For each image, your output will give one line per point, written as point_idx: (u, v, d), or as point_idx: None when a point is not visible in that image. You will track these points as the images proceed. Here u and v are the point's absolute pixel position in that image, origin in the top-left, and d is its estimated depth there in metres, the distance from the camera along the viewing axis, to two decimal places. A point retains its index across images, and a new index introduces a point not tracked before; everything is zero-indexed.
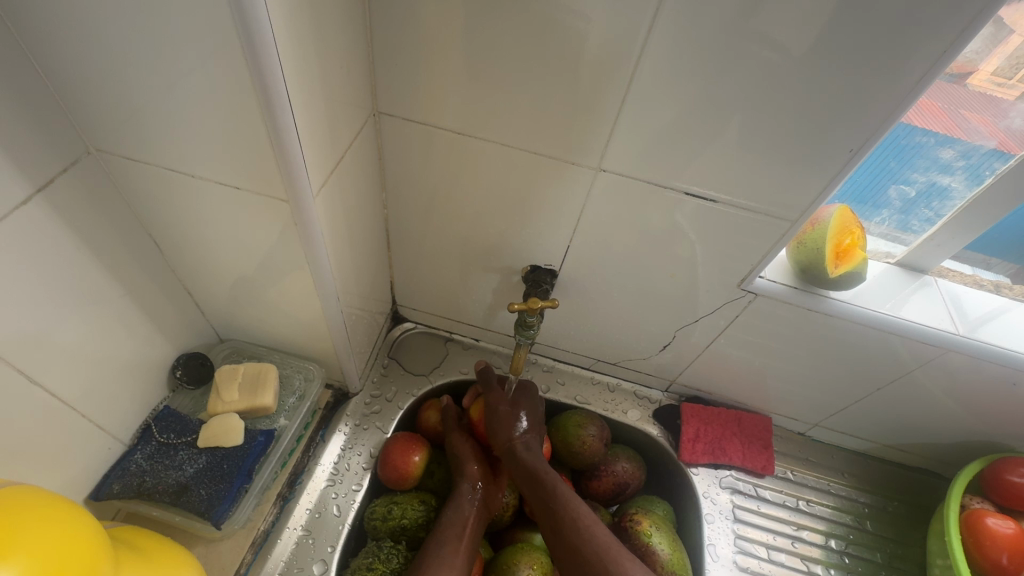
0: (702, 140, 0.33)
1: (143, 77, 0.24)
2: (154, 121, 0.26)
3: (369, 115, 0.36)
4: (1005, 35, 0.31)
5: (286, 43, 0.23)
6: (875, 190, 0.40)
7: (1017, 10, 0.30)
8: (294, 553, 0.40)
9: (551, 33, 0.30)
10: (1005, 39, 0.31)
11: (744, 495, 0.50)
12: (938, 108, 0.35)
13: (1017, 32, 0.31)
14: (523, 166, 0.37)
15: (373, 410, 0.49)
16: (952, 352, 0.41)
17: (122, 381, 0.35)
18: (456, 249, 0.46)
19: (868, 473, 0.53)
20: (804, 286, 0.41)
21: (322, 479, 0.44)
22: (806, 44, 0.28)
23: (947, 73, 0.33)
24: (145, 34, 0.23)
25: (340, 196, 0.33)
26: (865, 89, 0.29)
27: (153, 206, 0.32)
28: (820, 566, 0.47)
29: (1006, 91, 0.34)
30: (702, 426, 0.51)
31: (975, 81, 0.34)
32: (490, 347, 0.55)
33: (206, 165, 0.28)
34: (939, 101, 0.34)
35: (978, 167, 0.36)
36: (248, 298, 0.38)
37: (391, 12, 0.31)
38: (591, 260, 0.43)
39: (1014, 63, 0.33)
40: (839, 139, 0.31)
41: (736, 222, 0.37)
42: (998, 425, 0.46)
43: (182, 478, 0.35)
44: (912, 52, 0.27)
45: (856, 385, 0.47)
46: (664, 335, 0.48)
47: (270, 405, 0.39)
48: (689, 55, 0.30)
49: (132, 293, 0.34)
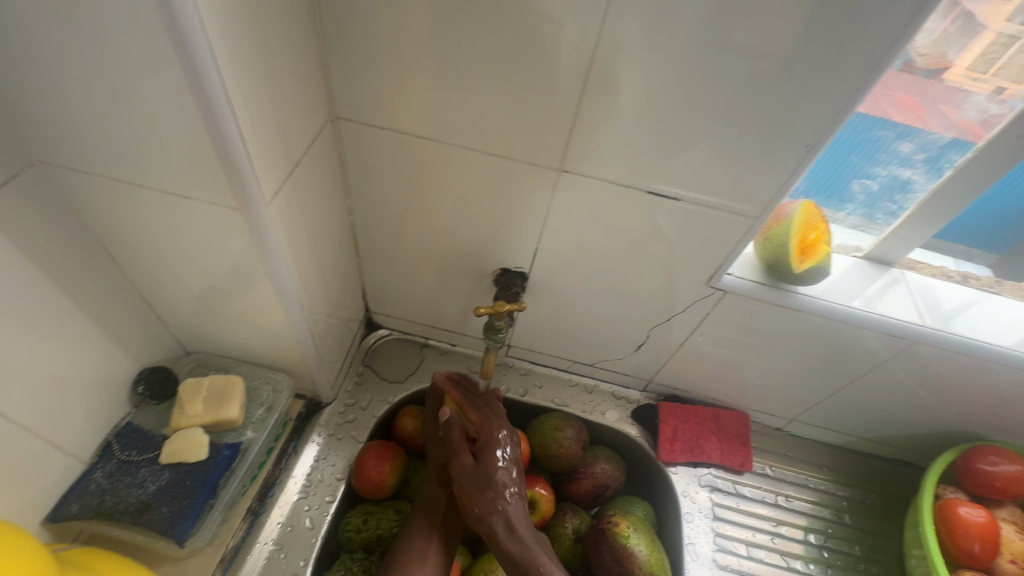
0: (661, 137, 0.33)
1: (82, 84, 0.24)
2: (96, 129, 0.25)
3: (326, 120, 0.36)
4: (974, 28, 0.31)
5: (223, 45, 0.22)
6: (838, 184, 0.40)
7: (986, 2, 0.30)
8: (264, 568, 0.39)
9: (505, 32, 0.30)
10: (976, 32, 0.32)
11: (723, 493, 0.50)
12: (913, 103, 0.35)
13: (988, 26, 0.31)
14: (487, 168, 0.37)
15: (347, 419, 0.48)
16: (921, 344, 0.41)
17: (80, 398, 0.34)
18: (426, 253, 0.45)
19: (846, 466, 0.53)
20: (771, 282, 0.41)
21: (295, 492, 0.43)
22: (758, 41, 0.28)
23: (919, 67, 0.33)
24: (79, 41, 0.22)
25: (298, 202, 0.33)
26: (817, 81, 0.29)
27: (105, 218, 0.31)
28: (800, 562, 0.47)
29: (981, 86, 0.34)
30: (679, 425, 0.51)
31: (951, 76, 0.34)
32: (466, 351, 0.54)
33: (153, 173, 0.27)
34: (915, 96, 0.34)
35: (938, 159, 0.37)
36: (211, 309, 0.37)
37: (344, 14, 0.31)
38: (561, 261, 0.43)
39: (988, 58, 0.33)
40: (795, 135, 0.31)
41: (701, 220, 0.37)
42: (970, 414, 0.46)
43: (144, 496, 0.34)
44: (860, 46, 0.28)
45: (831, 379, 0.47)
46: (639, 334, 0.48)
47: (236, 417, 0.38)
48: (642, 51, 0.30)
49: (87, 307, 0.33)
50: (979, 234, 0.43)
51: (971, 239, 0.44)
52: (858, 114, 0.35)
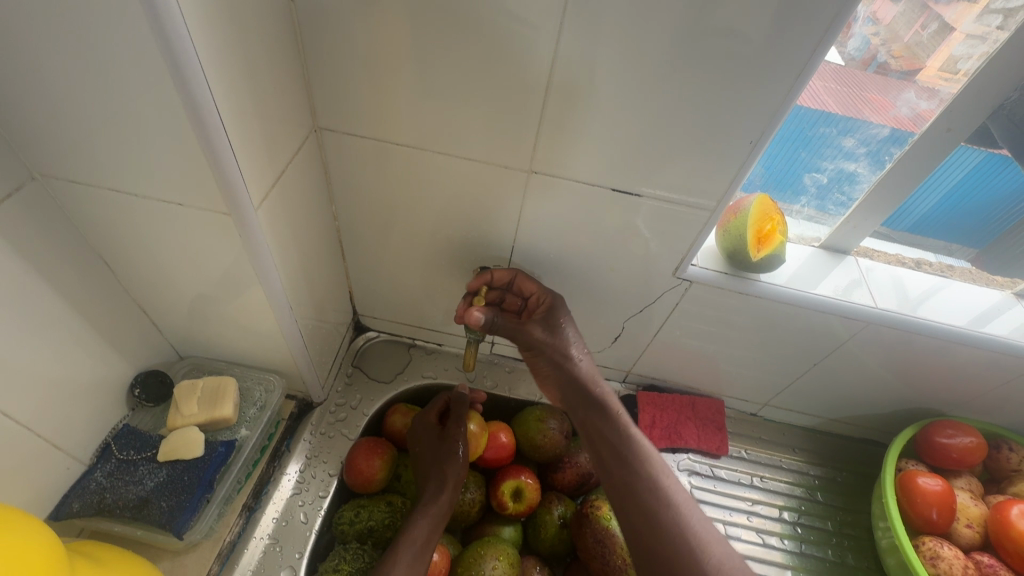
0: (622, 138, 0.36)
1: (81, 101, 0.26)
2: (94, 142, 0.27)
3: (310, 131, 0.38)
4: (944, 31, 0.35)
5: (209, 63, 0.24)
6: (792, 178, 0.43)
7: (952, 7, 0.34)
8: (261, 562, 0.41)
9: (470, 44, 0.33)
10: (947, 35, 0.35)
11: (701, 476, 0.52)
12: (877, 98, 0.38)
13: (958, 29, 0.35)
14: (463, 171, 0.39)
15: (338, 418, 0.50)
16: (876, 324, 0.44)
17: (79, 400, 0.36)
18: (409, 255, 0.47)
19: (818, 447, 0.55)
20: (732, 270, 0.43)
21: (288, 489, 0.45)
22: (702, 48, 0.31)
23: (893, 68, 0.38)
24: (79, 62, 0.24)
25: (285, 207, 0.35)
26: (759, 82, 0.32)
27: (102, 227, 0.33)
28: (776, 538, 0.49)
29: (953, 84, 0.36)
30: (658, 413, 0.54)
31: (926, 76, 0.37)
32: (453, 350, 0.56)
33: (148, 182, 0.29)
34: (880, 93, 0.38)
35: (878, 152, 0.40)
36: (203, 312, 0.39)
37: (323, 32, 0.33)
38: (536, 258, 0.45)
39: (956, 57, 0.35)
40: (743, 132, 0.34)
41: (665, 214, 0.40)
42: (927, 391, 0.49)
43: (142, 492, 0.36)
44: (794, 50, 0.30)
45: (797, 363, 0.49)
46: (614, 326, 0.50)
47: (230, 416, 0.39)
48: (597, 59, 0.32)
49: (85, 313, 0.35)
50: (960, 229, 0.46)
51: (952, 236, 0.47)
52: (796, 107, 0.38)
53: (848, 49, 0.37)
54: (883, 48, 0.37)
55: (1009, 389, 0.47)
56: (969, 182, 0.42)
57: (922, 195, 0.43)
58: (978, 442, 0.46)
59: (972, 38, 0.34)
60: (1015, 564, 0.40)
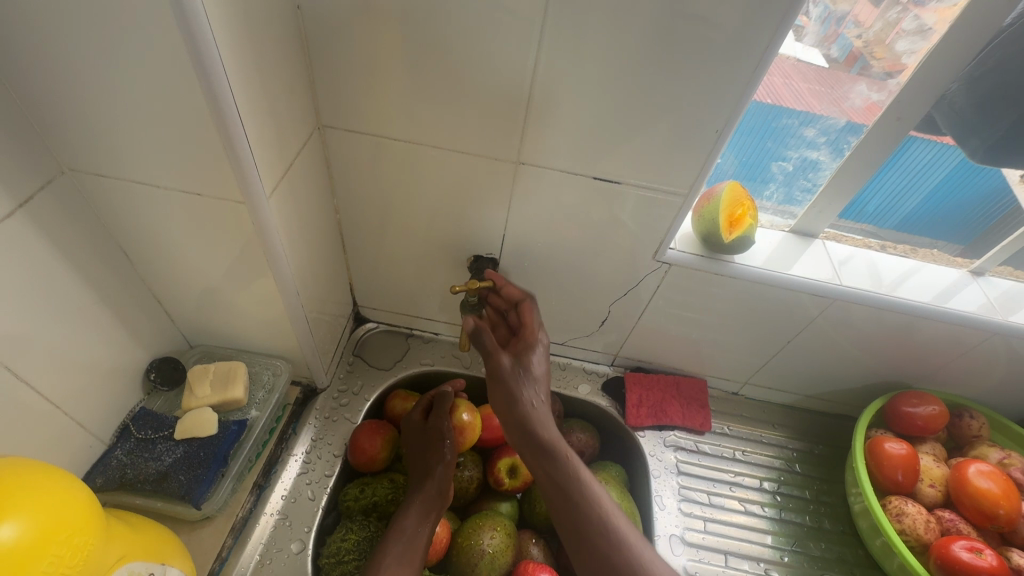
0: (602, 130, 0.39)
1: (113, 99, 0.28)
2: (122, 137, 0.30)
3: (313, 129, 0.41)
4: (925, 32, 0.37)
5: (229, 64, 0.27)
6: (760, 167, 0.47)
7: (932, 8, 0.36)
8: (271, 536, 0.43)
9: (463, 46, 0.36)
10: (926, 36, 0.37)
11: (686, 451, 0.55)
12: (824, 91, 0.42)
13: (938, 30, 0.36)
14: (456, 165, 0.42)
15: (341, 403, 0.52)
16: (843, 300, 0.47)
17: (101, 383, 0.38)
18: (406, 247, 0.50)
19: (796, 423, 0.59)
20: (708, 253, 0.47)
21: (295, 469, 0.47)
22: (672, 47, 0.34)
23: (875, 68, 0.40)
24: (113, 64, 0.27)
25: (292, 198, 0.38)
26: (725, 77, 0.35)
27: (123, 218, 0.35)
28: (758, 506, 0.52)
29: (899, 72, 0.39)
30: (644, 392, 0.57)
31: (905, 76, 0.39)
32: (449, 339, 0.59)
33: (170, 173, 0.32)
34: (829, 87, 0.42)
35: (838, 141, 0.43)
36: (215, 300, 0.41)
37: (326, 36, 0.36)
38: (527, 246, 0.48)
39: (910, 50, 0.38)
40: (712, 123, 0.37)
41: (644, 201, 0.43)
42: (894, 364, 0.53)
43: (161, 467, 0.38)
44: (754, 48, 0.34)
45: (772, 341, 0.53)
46: (601, 311, 0.53)
47: (241, 397, 0.42)
48: (578, 58, 0.35)
49: (107, 299, 0.37)
50: (943, 226, 0.50)
51: (937, 233, 0.51)
52: (755, 101, 0.42)
53: (832, 50, 0.41)
54: (865, 50, 0.40)
55: (968, 360, 0.51)
56: (949, 180, 0.47)
57: (907, 193, 0.48)
58: (943, 411, 0.49)
59: (918, 37, 0.38)
60: (973, 519, 0.44)
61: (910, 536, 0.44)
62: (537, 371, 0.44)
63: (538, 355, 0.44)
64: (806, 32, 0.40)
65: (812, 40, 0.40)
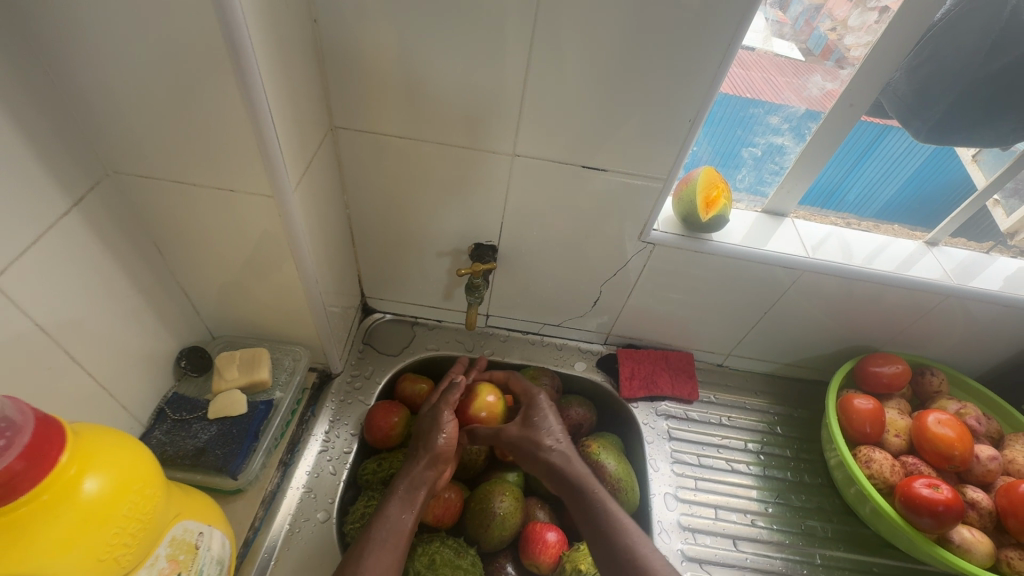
0: (589, 123, 0.43)
1: (157, 107, 0.32)
2: (163, 141, 0.34)
3: (326, 130, 0.45)
4: (878, 23, 0.41)
5: (262, 73, 0.31)
6: (732, 153, 0.52)
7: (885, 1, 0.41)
8: (299, 507, 0.47)
9: (462, 54, 0.40)
10: (878, 26, 0.41)
11: (676, 419, 0.59)
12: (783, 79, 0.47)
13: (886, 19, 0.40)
14: (457, 159, 0.46)
15: (355, 386, 0.56)
16: (812, 271, 0.52)
17: (140, 369, 0.42)
18: (411, 238, 0.54)
19: (776, 389, 0.63)
20: (688, 233, 0.51)
21: (316, 447, 0.51)
22: (648, 47, 0.38)
23: (842, 60, 0.44)
24: (159, 77, 0.30)
25: (311, 193, 0.41)
26: (696, 73, 0.39)
27: (159, 216, 0.39)
28: (743, 465, 0.57)
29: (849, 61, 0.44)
30: (636, 366, 0.61)
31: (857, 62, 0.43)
32: (452, 325, 0.63)
33: (205, 172, 0.35)
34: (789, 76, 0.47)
35: (799, 126, 0.48)
36: (239, 291, 0.45)
37: (337, 46, 0.40)
38: (523, 233, 0.52)
39: (860, 40, 0.43)
40: (686, 114, 0.42)
41: (628, 187, 0.47)
42: (861, 329, 0.58)
43: (199, 444, 0.42)
44: (721, 46, 0.38)
45: (751, 312, 0.57)
46: (593, 291, 0.57)
47: (267, 379, 0.46)
48: (565, 59, 0.39)
49: (144, 291, 0.41)
50: (923, 211, 0.56)
51: (917, 218, 0.56)
52: (724, 93, 0.47)
53: (807, 44, 0.46)
54: (838, 44, 0.44)
55: (927, 322, 0.56)
56: (926, 167, 0.52)
57: (889, 180, 0.53)
58: (906, 368, 0.54)
59: (862, 33, 0.42)
60: (933, 462, 0.49)
61: (878, 479, 0.49)
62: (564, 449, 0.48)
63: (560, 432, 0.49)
64: (780, 27, 0.45)
65: (785, 35, 0.46)
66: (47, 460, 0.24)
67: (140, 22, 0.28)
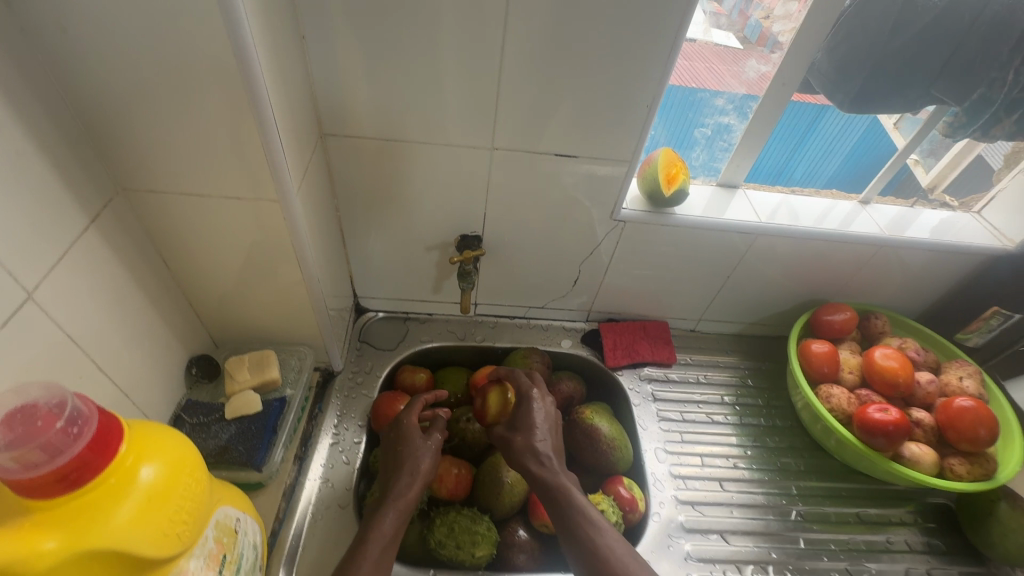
0: (559, 116, 0.47)
1: (166, 125, 0.34)
2: (172, 155, 0.36)
3: (317, 138, 0.47)
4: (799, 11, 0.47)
5: (265, 86, 0.34)
6: (686, 134, 0.58)
7: None
8: (319, 496, 0.50)
9: (438, 61, 0.43)
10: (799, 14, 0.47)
11: (658, 381, 0.65)
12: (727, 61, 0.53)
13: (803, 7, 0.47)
14: (440, 157, 0.50)
15: (357, 382, 0.59)
16: (765, 234, 0.58)
17: (156, 377, 0.43)
18: (400, 235, 0.57)
19: (744, 346, 0.70)
20: (654, 208, 0.56)
21: (328, 440, 0.54)
22: (606, 44, 0.43)
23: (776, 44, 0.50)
24: (169, 95, 0.33)
25: (308, 197, 0.44)
26: (649, 65, 0.44)
27: (166, 229, 0.41)
28: (722, 416, 0.62)
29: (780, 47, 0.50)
30: (617, 338, 0.66)
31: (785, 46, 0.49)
32: (442, 317, 0.67)
33: (212, 183, 0.38)
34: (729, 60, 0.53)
35: (742, 106, 0.54)
36: (244, 296, 0.47)
37: (323, 57, 0.43)
38: (504, 222, 0.56)
39: (787, 27, 0.49)
40: (644, 103, 0.47)
41: (597, 171, 0.52)
42: (814, 284, 0.64)
43: (221, 442, 0.44)
44: (669, 41, 0.43)
45: (715, 278, 0.63)
46: (573, 272, 0.62)
47: (277, 377, 0.48)
48: (533, 59, 0.43)
49: (154, 302, 0.43)
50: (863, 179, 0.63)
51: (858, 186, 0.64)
52: (671, 84, 0.53)
53: (744, 33, 0.52)
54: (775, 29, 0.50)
55: (868, 271, 0.63)
56: (860, 144, 0.61)
57: (832, 156, 0.62)
58: (854, 314, 0.61)
59: (788, 21, 0.48)
60: (883, 392, 0.56)
61: (838, 411, 0.55)
62: (543, 448, 0.48)
63: (543, 433, 0.49)
64: (721, 18, 0.52)
65: (722, 25, 0.52)
66: (108, 451, 0.27)
67: (152, 46, 0.31)
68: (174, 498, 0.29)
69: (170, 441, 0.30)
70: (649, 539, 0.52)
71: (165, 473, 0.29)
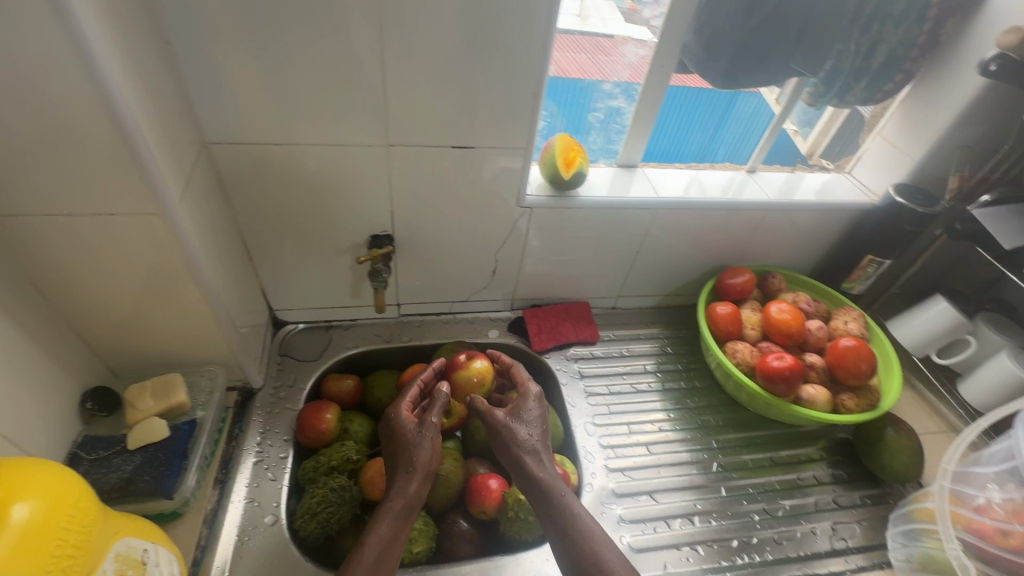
0: (449, 108, 0.48)
1: (14, 140, 0.32)
2: (27, 172, 0.34)
3: (200, 147, 0.46)
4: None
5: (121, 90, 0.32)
6: (580, 120, 0.60)
7: None
8: (244, 518, 0.48)
9: (318, 60, 0.43)
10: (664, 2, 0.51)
11: (584, 359, 0.67)
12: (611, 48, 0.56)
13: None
14: (336, 158, 0.50)
15: (280, 396, 0.57)
16: (664, 208, 0.61)
17: (41, 415, 0.40)
18: (307, 242, 0.56)
19: (662, 317, 0.74)
20: (557, 193, 0.58)
21: (251, 459, 0.52)
22: (483, 32, 0.44)
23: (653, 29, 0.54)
24: (11, 106, 0.31)
25: (195, 207, 0.43)
26: (528, 52, 0.46)
27: (33, 254, 0.38)
28: (645, 384, 0.66)
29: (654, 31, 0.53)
30: (541, 323, 0.68)
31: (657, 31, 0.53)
32: (366, 321, 0.66)
33: (79, 198, 0.36)
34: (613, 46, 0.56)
35: (628, 89, 0.58)
36: (137, 319, 0.45)
37: (193, 62, 0.41)
38: (413, 219, 0.56)
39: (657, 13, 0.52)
40: (530, 89, 0.48)
41: (496, 160, 0.53)
42: (715, 252, 0.69)
43: (124, 475, 0.42)
44: (543, 27, 0.44)
45: (625, 255, 0.66)
46: (489, 262, 0.63)
47: (185, 401, 0.46)
48: (413, 52, 0.44)
49: (30, 334, 0.40)
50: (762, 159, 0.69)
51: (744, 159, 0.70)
52: (551, 76, 0.56)
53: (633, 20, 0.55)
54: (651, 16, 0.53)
55: (761, 235, 0.68)
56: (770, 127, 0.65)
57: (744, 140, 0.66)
58: (752, 276, 0.66)
59: (656, 7, 0.52)
60: (780, 341, 0.61)
61: (743, 363, 0.59)
62: (537, 444, 0.51)
63: (536, 428, 0.52)
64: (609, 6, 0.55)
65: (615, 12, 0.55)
66: None
67: None
68: (57, 531, 0.28)
69: (50, 475, 0.29)
70: (579, 510, 0.55)
71: (44, 508, 0.27)
